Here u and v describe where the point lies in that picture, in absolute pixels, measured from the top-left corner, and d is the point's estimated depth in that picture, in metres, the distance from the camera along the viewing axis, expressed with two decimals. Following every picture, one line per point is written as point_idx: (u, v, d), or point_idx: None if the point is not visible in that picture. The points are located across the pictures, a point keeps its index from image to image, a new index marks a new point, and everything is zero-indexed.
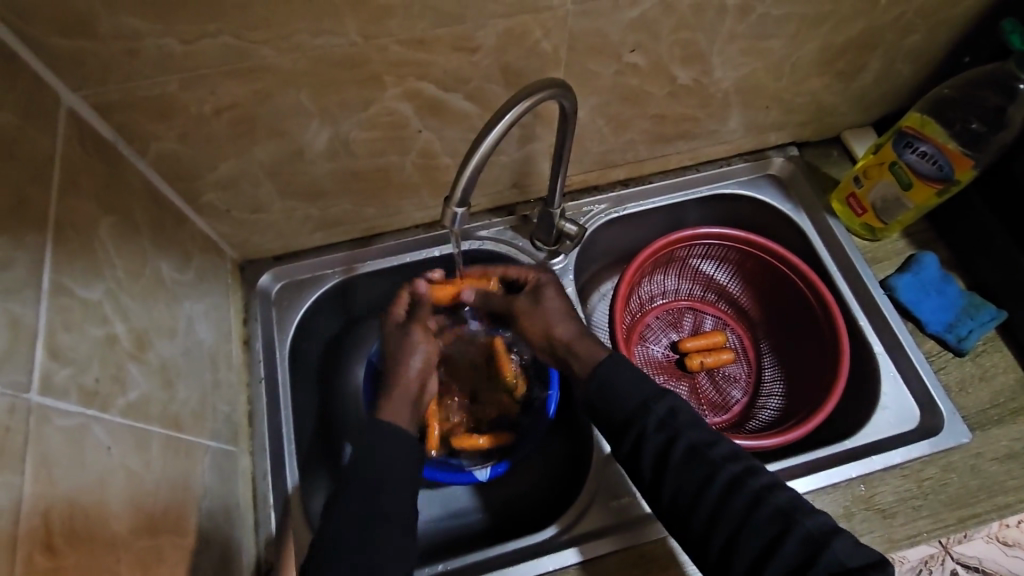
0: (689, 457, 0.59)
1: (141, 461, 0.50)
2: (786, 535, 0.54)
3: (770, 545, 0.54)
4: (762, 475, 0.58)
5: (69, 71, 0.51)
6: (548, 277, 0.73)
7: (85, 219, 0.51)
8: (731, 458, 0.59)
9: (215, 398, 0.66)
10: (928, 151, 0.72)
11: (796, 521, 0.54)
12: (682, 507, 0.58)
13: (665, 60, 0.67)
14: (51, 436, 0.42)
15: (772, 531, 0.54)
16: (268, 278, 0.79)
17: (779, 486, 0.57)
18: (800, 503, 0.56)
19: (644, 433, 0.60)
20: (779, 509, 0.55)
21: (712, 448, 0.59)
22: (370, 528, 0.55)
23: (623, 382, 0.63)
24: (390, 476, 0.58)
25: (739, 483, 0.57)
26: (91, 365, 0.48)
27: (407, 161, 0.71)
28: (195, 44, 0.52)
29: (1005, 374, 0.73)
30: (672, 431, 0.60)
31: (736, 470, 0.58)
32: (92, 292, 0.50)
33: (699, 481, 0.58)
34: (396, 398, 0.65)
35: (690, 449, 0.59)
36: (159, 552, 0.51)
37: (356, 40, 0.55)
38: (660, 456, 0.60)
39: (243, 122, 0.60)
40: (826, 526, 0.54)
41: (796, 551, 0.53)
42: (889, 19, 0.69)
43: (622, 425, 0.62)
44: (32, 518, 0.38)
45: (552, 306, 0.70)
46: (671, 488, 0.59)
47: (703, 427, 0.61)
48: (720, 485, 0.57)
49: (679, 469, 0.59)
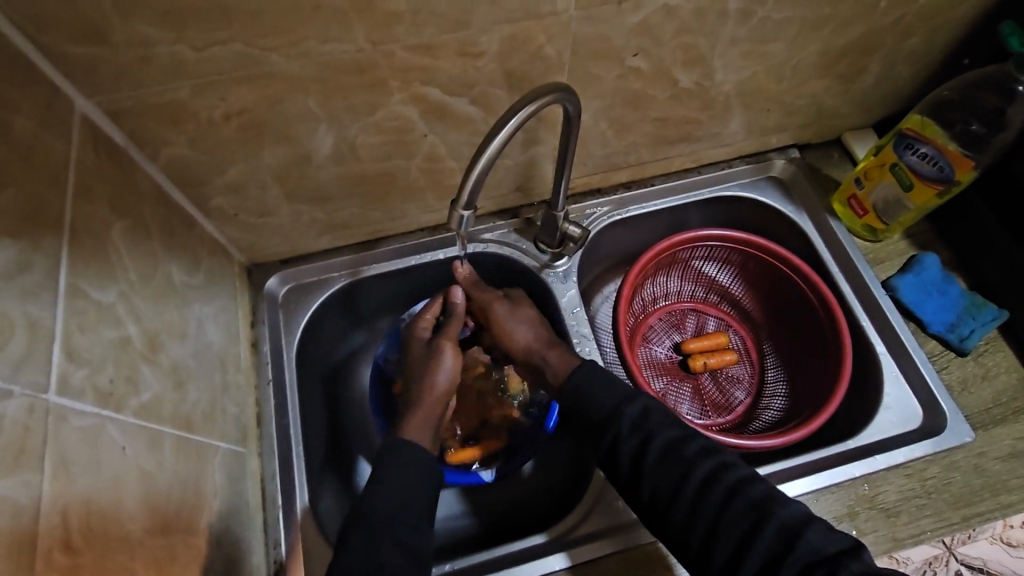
0: (664, 455, 0.60)
1: (154, 462, 0.51)
2: (761, 526, 0.55)
3: (746, 536, 0.55)
4: (736, 469, 0.59)
5: (82, 78, 0.52)
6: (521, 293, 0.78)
7: (99, 223, 0.52)
8: (704, 454, 0.60)
9: (225, 400, 0.67)
10: (928, 153, 0.72)
11: (771, 511, 0.55)
12: (661, 503, 0.59)
13: (667, 64, 0.67)
14: (69, 436, 0.42)
15: (747, 523, 0.55)
16: (275, 281, 0.80)
17: (754, 480, 0.58)
18: (775, 496, 0.57)
19: (620, 435, 0.62)
20: (754, 502, 0.56)
21: (687, 445, 0.61)
22: (371, 530, 0.56)
23: (595, 387, 0.65)
24: (386, 482, 0.59)
25: (715, 478, 0.58)
26: (105, 366, 0.48)
27: (412, 166, 0.72)
28: (207, 51, 0.53)
29: (1007, 373, 0.74)
30: (646, 431, 0.62)
31: (711, 465, 0.59)
32: (106, 295, 0.51)
33: (675, 477, 0.59)
34: (421, 413, 0.68)
35: (665, 447, 0.61)
36: (172, 551, 0.52)
37: (363, 47, 0.56)
38: (637, 456, 0.61)
39: (251, 127, 0.61)
40: (800, 515, 0.55)
41: (771, 541, 0.54)
42: (888, 22, 0.70)
43: (599, 425, 0.64)
44: (51, 517, 0.39)
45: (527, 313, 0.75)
46: (649, 485, 0.60)
47: (678, 426, 0.63)
48: (697, 480, 0.58)
49: (655, 467, 0.60)
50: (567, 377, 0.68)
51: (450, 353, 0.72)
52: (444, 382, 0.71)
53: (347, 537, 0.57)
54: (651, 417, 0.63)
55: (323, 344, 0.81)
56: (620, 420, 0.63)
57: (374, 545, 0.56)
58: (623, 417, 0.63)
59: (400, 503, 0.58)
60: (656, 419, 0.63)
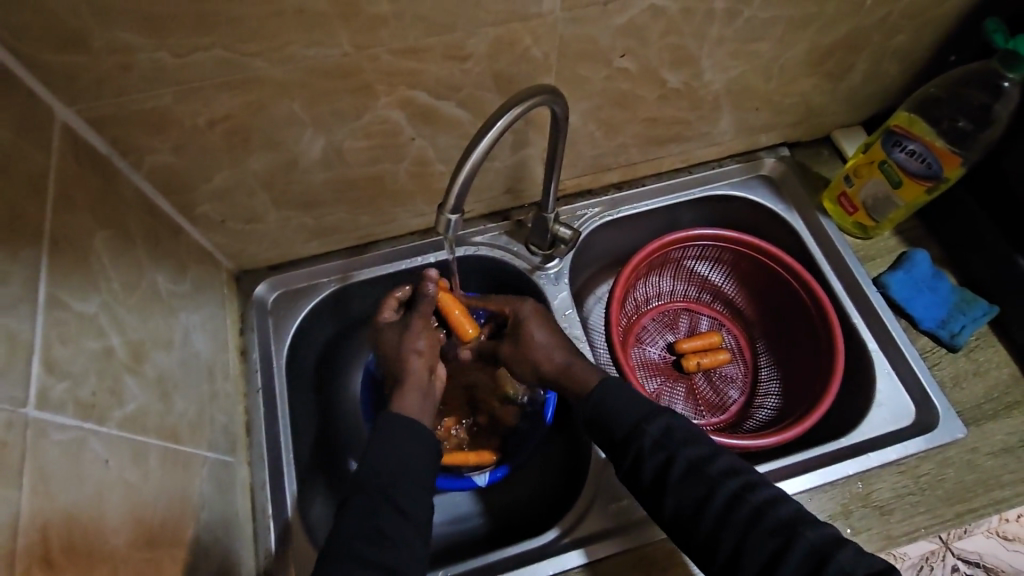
0: (688, 475, 0.58)
1: (138, 474, 0.51)
2: (788, 548, 0.53)
3: (772, 558, 0.53)
4: (762, 488, 0.57)
5: (62, 87, 0.51)
6: (528, 305, 0.72)
7: (81, 233, 0.51)
8: (729, 472, 0.58)
9: (213, 409, 0.66)
10: (916, 150, 0.72)
11: (799, 533, 0.54)
12: (684, 520, 0.58)
13: (654, 64, 0.67)
14: (49, 450, 0.42)
15: (773, 545, 0.54)
16: (264, 287, 0.79)
17: (780, 499, 0.56)
18: (804, 515, 0.55)
19: (642, 452, 0.60)
20: (781, 522, 0.55)
21: (711, 464, 0.59)
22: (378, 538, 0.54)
23: (616, 404, 0.63)
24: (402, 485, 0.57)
25: (740, 497, 0.56)
26: (87, 379, 0.48)
27: (401, 169, 0.71)
28: (187, 58, 0.52)
29: (998, 369, 0.74)
30: (670, 449, 0.60)
31: (736, 485, 0.57)
32: (88, 305, 0.50)
33: (700, 496, 0.57)
34: (408, 392, 0.65)
35: (689, 467, 0.59)
36: (158, 564, 0.51)
37: (348, 51, 0.56)
38: (660, 473, 0.59)
39: (236, 133, 0.60)
40: (829, 536, 0.54)
41: (801, 561, 0.52)
42: (875, 21, 0.70)
43: (622, 441, 0.62)
44: (30, 533, 0.38)
45: (539, 339, 0.70)
46: (673, 503, 0.58)
47: (702, 443, 0.61)
48: (722, 500, 0.57)
49: (678, 486, 0.58)
50: (589, 393, 0.65)
51: (422, 327, 0.69)
52: (422, 361, 0.67)
53: (349, 503, 0.56)
54: (675, 434, 0.61)
55: (315, 350, 0.81)
56: (644, 434, 0.61)
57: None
58: (645, 435, 0.61)
59: (406, 489, 0.57)
60: (679, 437, 0.60)
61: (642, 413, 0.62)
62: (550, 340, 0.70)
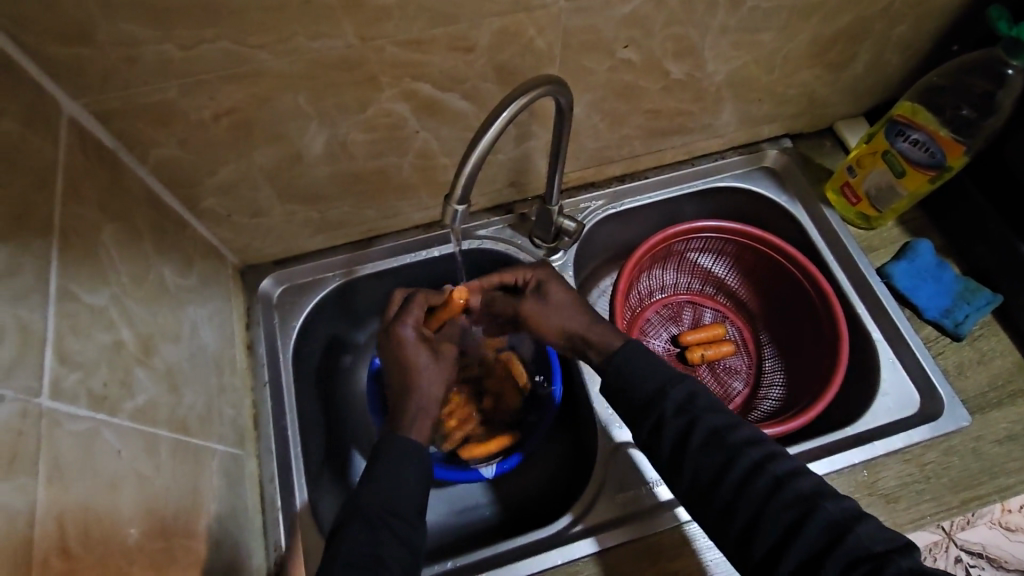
0: (708, 442, 0.58)
1: (150, 465, 0.51)
2: (805, 519, 0.52)
3: (790, 529, 0.52)
4: (783, 460, 0.57)
5: (70, 80, 0.51)
6: (546, 270, 0.71)
7: (89, 227, 0.52)
8: (751, 443, 0.58)
9: (221, 403, 0.67)
10: (919, 139, 0.72)
11: (819, 504, 0.53)
12: (701, 490, 0.58)
13: (658, 54, 0.67)
14: (63, 440, 0.42)
15: (790, 516, 0.53)
16: (269, 282, 0.79)
17: (799, 472, 0.56)
18: (823, 489, 0.55)
19: (663, 418, 0.60)
20: (801, 493, 0.54)
21: (733, 433, 0.58)
22: (385, 537, 0.55)
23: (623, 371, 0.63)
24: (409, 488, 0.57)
25: (761, 467, 0.56)
26: (98, 370, 0.48)
27: (405, 162, 0.72)
28: (194, 50, 0.52)
29: (1003, 357, 0.74)
30: (692, 415, 0.60)
31: (757, 455, 0.57)
32: (98, 297, 0.50)
33: (718, 465, 0.57)
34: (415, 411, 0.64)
35: (710, 434, 0.58)
36: (171, 554, 0.51)
37: (352, 43, 0.56)
38: (679, 441, 0.59)
39: (241, 127, 0.61)
40: (848, 511, 0.53)
41: (820, 532, 0.52)
42: (878, 10, 0.70)
43: (635, 417, 0.62)
44: (46, 523, 0.39)
45: (562, 303, 0.70)
46: (690, 471, 0.58)
47: (723, 413, 0.60)
48: (742, 469, 0.56)
49: (700, 454, 0.58)
50: (613, 352, 0.65)
51: (449, 364, 0.69)
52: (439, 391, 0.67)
53: (359, 527, 0.56)
54: (698, 401, 0.61)
55: (320, 344, 0.81)
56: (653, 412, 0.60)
57: (376, 541, 0.55)
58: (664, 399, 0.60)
59: (402, 493, 0.57)
60: (702, 404, 0.60)
61: (665, 378, 0.62)
62: (570, 303, 0.70)
